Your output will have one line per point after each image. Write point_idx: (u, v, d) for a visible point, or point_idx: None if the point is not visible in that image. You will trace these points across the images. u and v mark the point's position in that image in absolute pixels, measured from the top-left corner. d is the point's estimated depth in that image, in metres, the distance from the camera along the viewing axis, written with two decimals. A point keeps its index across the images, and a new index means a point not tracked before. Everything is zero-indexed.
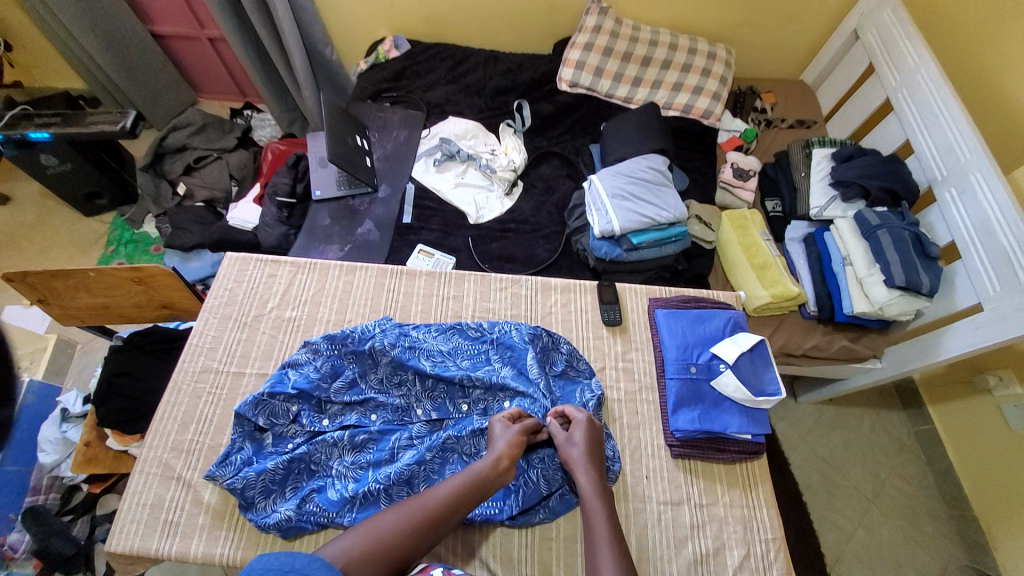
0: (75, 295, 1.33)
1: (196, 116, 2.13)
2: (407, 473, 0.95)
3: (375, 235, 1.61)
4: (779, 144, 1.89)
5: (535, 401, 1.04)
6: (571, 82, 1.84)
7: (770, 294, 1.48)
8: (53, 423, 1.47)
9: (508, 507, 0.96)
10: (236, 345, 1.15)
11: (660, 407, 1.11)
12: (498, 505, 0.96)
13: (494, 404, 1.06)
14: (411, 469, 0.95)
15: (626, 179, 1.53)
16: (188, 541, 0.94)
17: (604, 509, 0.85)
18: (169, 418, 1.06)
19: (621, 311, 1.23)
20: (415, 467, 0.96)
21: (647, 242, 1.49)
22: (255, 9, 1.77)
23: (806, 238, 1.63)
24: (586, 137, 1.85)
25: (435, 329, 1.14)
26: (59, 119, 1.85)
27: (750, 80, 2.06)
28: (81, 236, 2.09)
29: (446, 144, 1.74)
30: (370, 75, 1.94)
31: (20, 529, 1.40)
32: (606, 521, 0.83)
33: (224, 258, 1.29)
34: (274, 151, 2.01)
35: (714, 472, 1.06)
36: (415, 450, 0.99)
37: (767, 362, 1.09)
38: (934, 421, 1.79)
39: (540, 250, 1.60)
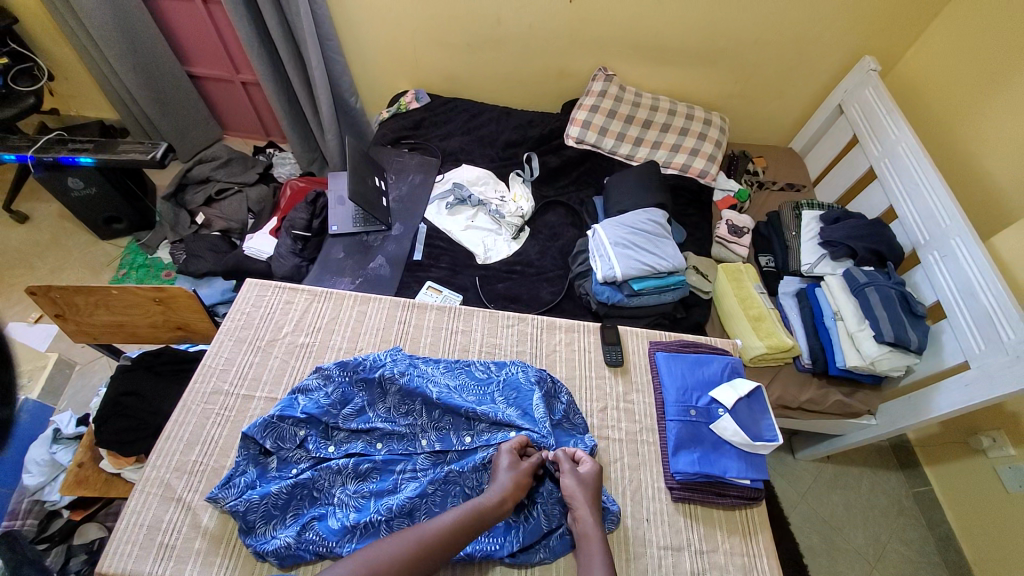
0: (93, 312, 1.37)
1: (223, 151, 2.25)
2: (409, 505, 0.95)
3: (386, 270, 1.68)
4: (771, 205, 2.01)
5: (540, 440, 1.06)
6: (577, 138, 1.97)
7: (766, 344, 1.53)
8: (43, 443, 1.42)
9: (508, 544, 0.95)
10: (248, 368, 1.17)
11: (660, 449, 1.13)
12: (498, 541, 0.95)
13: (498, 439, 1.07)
14: (413, 501, 0.96)
15: (628, 229, 1.62)
16: (182, 566, 0.93)
17: (603, 551, 0.87)
18: (175, 438, 1.07)
19: (623, 352, 1.27)
20: (417, 499, 0.96)
21: (648, 289, 1.55)
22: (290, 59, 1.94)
23: (798, 293, 1.70)
24: (591, 189, 1.97)
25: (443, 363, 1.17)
26: (92, 145, 1.95)
27: (742, 145, 2.22)
28: (94, 258, 2.14)
29: (459, 189, 1.85)
30: (392, 123, 2.09)
31: None
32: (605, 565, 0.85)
33: (244, 283, 1.34)
34: (294, 187, 2.11)
35: (714, 517, 1.07)
36: (419, 482, 1.00)
37: (764, 408, 1.12)
38: (931, 483, 1.79)
39: (544, 292, 1.66)
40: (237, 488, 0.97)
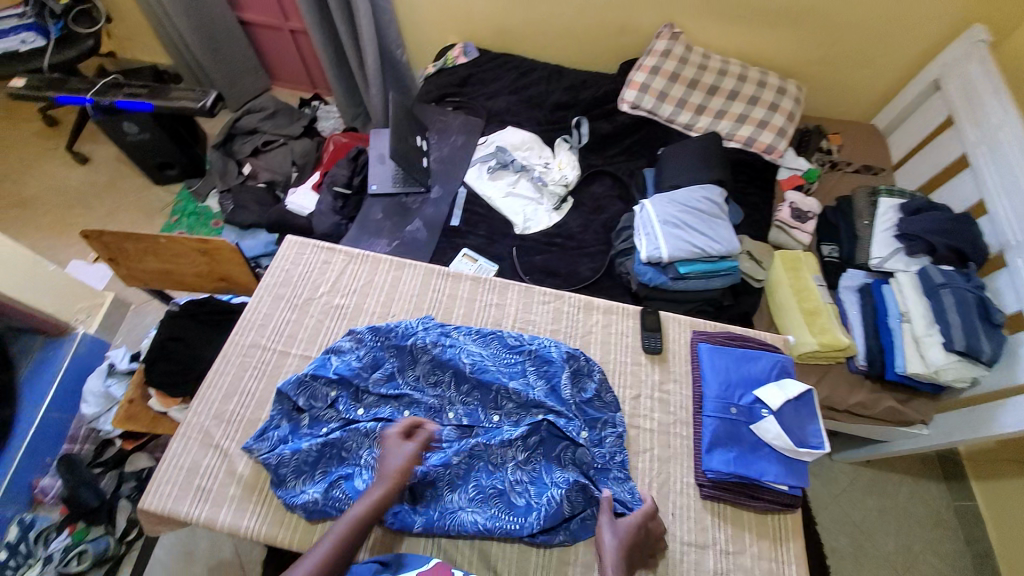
0: (143, 258, 1.43)
1: (270, 102, 2.25)
2: (433, 474, 0.97)
3: (423, 234, 1.65)
4: (843, 189, 1.82)
5: (569, 422, 1.04)
6: (633, 103, 1.83)
7: (819, 342, 1.41)
8: (99, 376, 1.55)
9: (529, 525, 0.94)
10: (285, 325, 1.20)
11: (693, 444, 1.08)
12: (519, 521, 0.94)
13: (527, 417, 1.05)
14: (436, 472, 0.97)
15: (679, 207, 1.50)
16: (218, 510, 0.99)
17: None
18: (215, 387, 1.11)
19: (663, 339, 1.21)
20: (441, 470, 0.98)
21: (694, 274, 1.46)
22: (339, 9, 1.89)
23: (862, 288, 1.55)
24: (642, 160, 1.84)
25: (475, 334, 1.15)
26: (146, 91, 1.99)
27: (817, 118, 2.00)
28: (148, 203, 2.23)
29: (502, 153, 1.77)
30: (437, 79, 2.01)
31: (52, 474, 1.49)
32: None
33: (284, 240, 1.35)
34: (337, 142, 2.09)
35: (744, 519, 1.02)
36: (443, 453, 1.00)
37: (812, 413, 1.04)
38: (977, 498, 1.65)
39: (583, 268, 1.60)
40: (272, 441, 1.02)
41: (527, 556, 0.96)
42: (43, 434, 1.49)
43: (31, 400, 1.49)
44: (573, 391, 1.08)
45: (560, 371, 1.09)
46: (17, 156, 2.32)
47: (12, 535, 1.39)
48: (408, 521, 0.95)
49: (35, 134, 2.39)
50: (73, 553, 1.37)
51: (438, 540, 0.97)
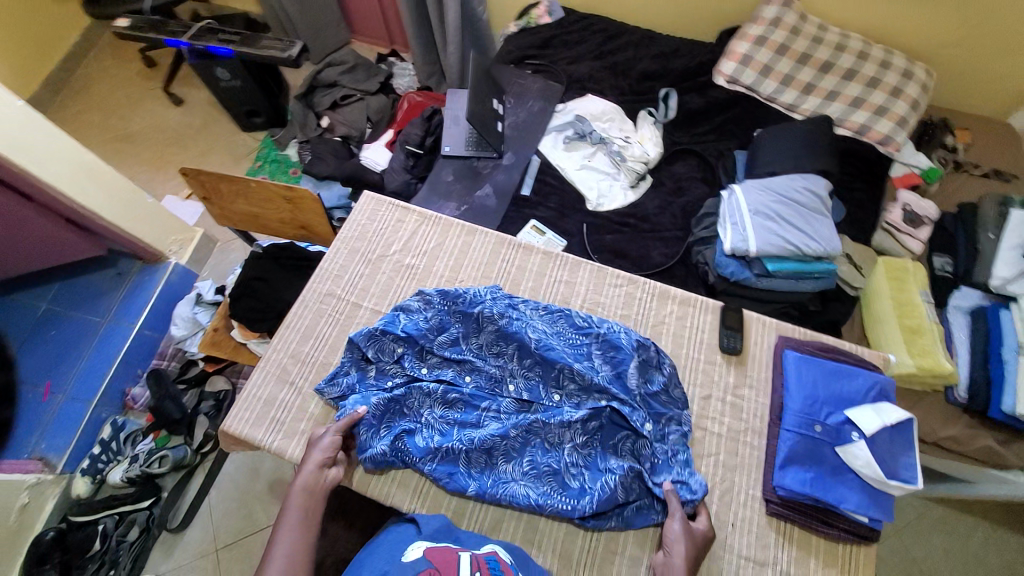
0: (233, 200, 1.50)
1: (350, 56, 2.26)
2: (489, 443, 0.97)
3: (492, 201, 1.61)
4: (968, 193, 1.57)
5: (634, 411, 0.98)
6: (730, 77, 1.67)
7: (916, 364, 1.25)
8: (188, 303, 1.68)
9: (581, 508, 0.92)
10: (358, 278, 1.21)
11: (765, 456, 1.01)
12: (571, 502, 0.92)
13: (589, 400, 1.01)
14: (493, 441, 0.97)
15: (776, 197, 1.36)
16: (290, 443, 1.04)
17: None
18: (292, 328, 1.16)
19: (743, 340, 1.12)
20: (498, 439, 0.97)
21: (784, 273, 1.33)
22: None
23: (975, 311, 1.35)
24: (733, 141, 1.68)
25: (542, 308, 1.11)
26: (238, 38, 2.04)
27: (947, 108, 1.73)
28: (233, 148, 2.34)
29: (580, 123, 1.69)
30: (518, 39, 1.91)
31: (142, 385, 1.66)
32: None
33: (361, 195, 1.36)
34: (411, 101, 2.07)
35: (811, 544, 0.95)
36: (501, 423, 0.99)
37: (909, 445, 0.93)
38: None
39: (655, 253, 1.50)
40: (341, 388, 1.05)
41: (574, 538, 0.95)
42: (136, 349, 1.66)
43: (128, 317, 1.65)
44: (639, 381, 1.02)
45: (629, 359, 1.03)
46: (123, 95, 2.48)
47: (107, 433, 1.55)
48: (463, 484, 0.96)
49: (139, 74, 2.54)
50: (155, 456, 1.49)
51: (487, 508, 0.98)
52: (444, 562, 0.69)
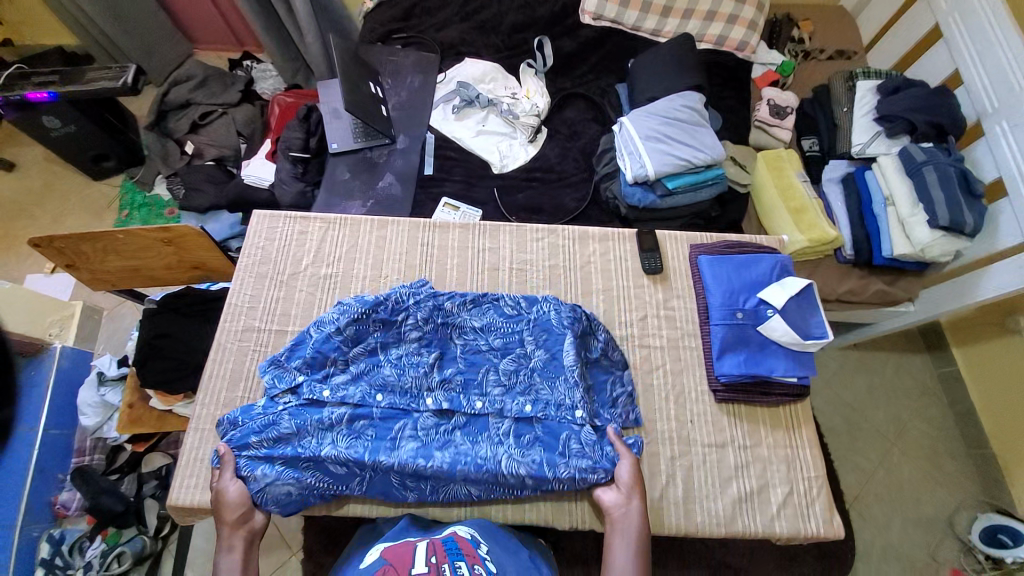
0: (107, 258, 1.34)
1: (197, 68, 2.02)
2: (414, 467, 0.95)
3: (397, 188, 1.56)
4: (819, 77, 1.77)
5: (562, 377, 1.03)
6: (595, 14, 1.74)
7: (807, 238, 1.42)
8: (92, 386, 1.50)
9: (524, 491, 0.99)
10: (275, 304, 1.14)
11: (704, 353, 1.12)
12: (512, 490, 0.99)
13: (527, 392, 1.02)
14: (416, 465, 0.95)
15: (660, 120, 1.45)
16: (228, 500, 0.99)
17: (634, 544, 0.88)
18: (218, 375, 1.08)
19: (662, 258, 1.21)
20: (422, 463, 0.95)
21: (682, 187, 1.43)
22: None
23: (845, 178, 1.54)
24: (612, 75, 1.74)
25: (471, 302, 1.10)
26: (57, 77, 1.73)
27: (786, 6, 1.89)
28: (91, 202, 2.05)
29: (464, 88, 1.65)
30: (378, 15, 1.81)
31: (70, 488, 1.48)
32: (631, 555, 0.86)
33: (252, 215, 1.25)
34: (282, 104, 1.91)
35: (758, 415, 1.08)
36: (422, 443, 0.98)
37: (814, 305, 1.07)
38: (959, 362, 1.73)
39: (567, 199, 1.55)
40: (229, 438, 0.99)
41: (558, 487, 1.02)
42: (49, 452, 1.45)
43: (28, 421, 1.41)
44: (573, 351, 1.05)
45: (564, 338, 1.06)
46: None
47: (46, 551, 1.39)
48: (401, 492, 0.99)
49: None
50: (111, 556, 1.38)
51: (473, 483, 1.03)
52: (399, 556, 0.76)
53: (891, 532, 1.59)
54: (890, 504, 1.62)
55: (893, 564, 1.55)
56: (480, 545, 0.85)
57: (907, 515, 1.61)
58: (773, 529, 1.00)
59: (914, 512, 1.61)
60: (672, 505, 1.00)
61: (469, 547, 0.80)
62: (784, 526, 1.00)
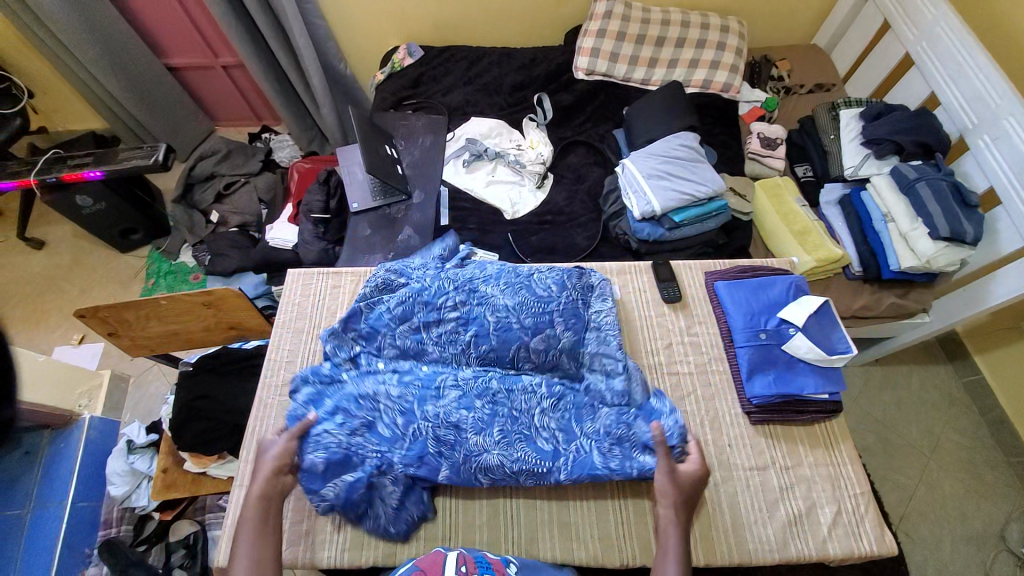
0: (146, 324, 1.40)
1: (220, 143, 2.15)
2: (455, 419, 1.04)
3: (416, 240, 1.63)
4: (803, 110, 1.89)
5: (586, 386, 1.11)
6: (587, 70, 1.88)
7: (814, 258, 1.46)
8: (121, 455, 1.51)
9: (559, 467, 1.01)
10: (314, 354, 1.22)
11: (733, 376, 1.17)
12: (549, 464, 1.01)
13: (556, 369, 1.11)
14: (460, 416, 1.05)
15: (660, 159, 1.54)
16: None
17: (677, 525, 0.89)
18: (260, 432, 1.12)
19: (679, 286, 1.29)
20: (463, 414, 1.05)
21: (688, 220, 1.50)
22: (279, 47, 1.84)
23: (842, 200, 1.61)
24: (609, 122, 1.86)
25: (503, 284, 1.16)
26: (92, 158, 1.88)
27: (762, 49, 2.05)
28: (118, 273, 2.14)
29: (473, 144, 1.77)
30: (388, 85, 1.97)
31: (95, 563, 1.44)
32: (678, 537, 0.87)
33: (287, 274, 1.37)
34: (300, 169, 2.03)
35: (795, 433, 1.11)
36: (461, 391, 1.08)
37: (834, 322, 1.12)
38: (983, 370, 1.71)
39: (578, 238, 1.62)
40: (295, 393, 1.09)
41: (607, 519, 1.02)
42: (77, 526, 1.44)
43: (55, 496, 1.42)
44: (591, 332, 1.14)
45: (586, 312, 1.15)
46: None
47: None
48: (434, 469, 1.01)
49: None
50: None
51: (520, 523, 1.02)
52: (431, 563, 0.77)
53: (943, 552, 1.51)
54: (937, 524, 1.56)
55: None
56: (509, 566, 0.86)
57: (956, 531, 1.54)
58: (826, 552, 0.98)
59: (963, 529, 1.54)
60: (721, 533, 0.99)
61: (497, 564, 0.82)
62: (839, 547, 0.98)
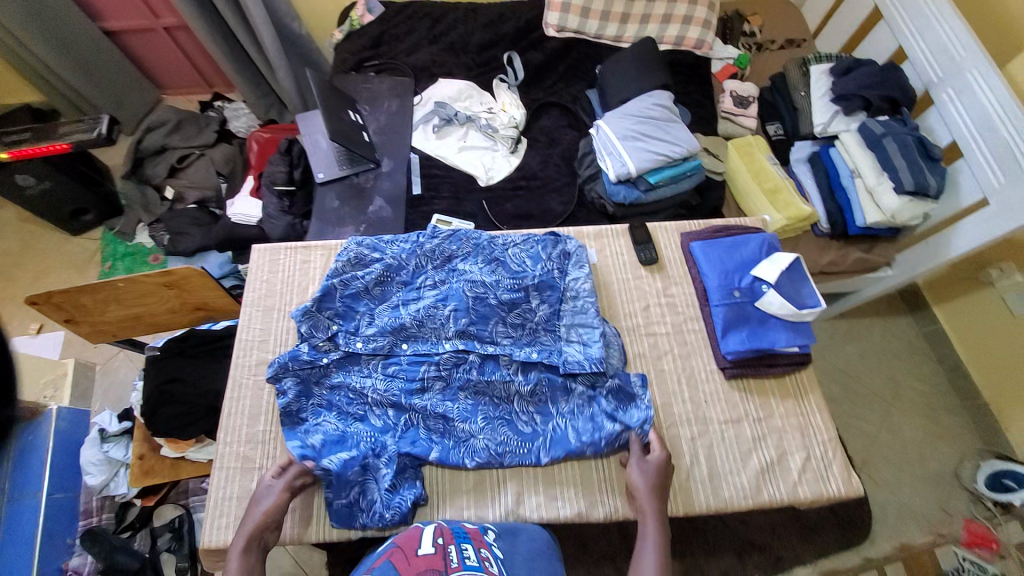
0: (107, 308, 1.33)
1: (170, 113, 2.00)
2: (444, 409, 1.06)
3: (388, 211, 1.58)
4: (773, 67, 1.87)
5: (561, 355, 1.10)
6: (558, 27, 1.81)
7: (785, 216, 1.49)
8: (93, 444, 1.46)
9: (537, 453, 1.04)
10: (286, 333, 1.18)
11: (708, 334, 1.20)
12: (528, 449, 1.04)
13: (534, 341, 1.12)
14: (446, 407, 1.06)
15: (635, 119, 1.51)
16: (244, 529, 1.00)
17: (655, 509, 0.93)
18: (237, 413, 1.09)
19: (656, 248, 1.30)
20: (450, 405, 1.06)
21: (663, 181, 1.49)
22: (226, 5, 1.69)
23: (811, 157, 1.63)
24: (581, 82, 1.81)
25: (481, 261, 1.18)
26: (30, 133, 1.71)
27: (735, 3, 2.01)
28: (72, 257, 2.01)
29: (442, 108, 1.69)
30: (348, 45, 1.85)
31: (81, 553, 1.43)
32: (655, 519, 0.92)
33: (251, 250, 1.30)
34: (259, 140, 1.91)
35: (766, 386, 1.15)
36: (445, 381, 1.08)
37: (804, 277, 1.16)
38: (940, 320, 1.81)
39: (554, 203, 1.60)
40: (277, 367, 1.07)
41: (590, 476, 1.06)
42: (56, 518, 1.40)
43: (31, 488, 1.35)
44: (567, 303, 1.15)
45: (561, 282, 1.16)
46: None
47: None
48: (425, 450, 1.03)
49: None
50: None
51: (506, 487, 1.05)
52: (408, 539, 0.73)
53: (905, 492, 1.64)
54: (898, 466, 1.68)
55: (908, 521, 1.60)
56: (487, 532, 0.84)
57: (917, 473, 1.67)
58: (796, 495, 1.05)
59: (922, 470, 1.67)
60: (699, 485, 1.04)
61: (475, 533, 0.80)
62: (807, 490, 1.05)
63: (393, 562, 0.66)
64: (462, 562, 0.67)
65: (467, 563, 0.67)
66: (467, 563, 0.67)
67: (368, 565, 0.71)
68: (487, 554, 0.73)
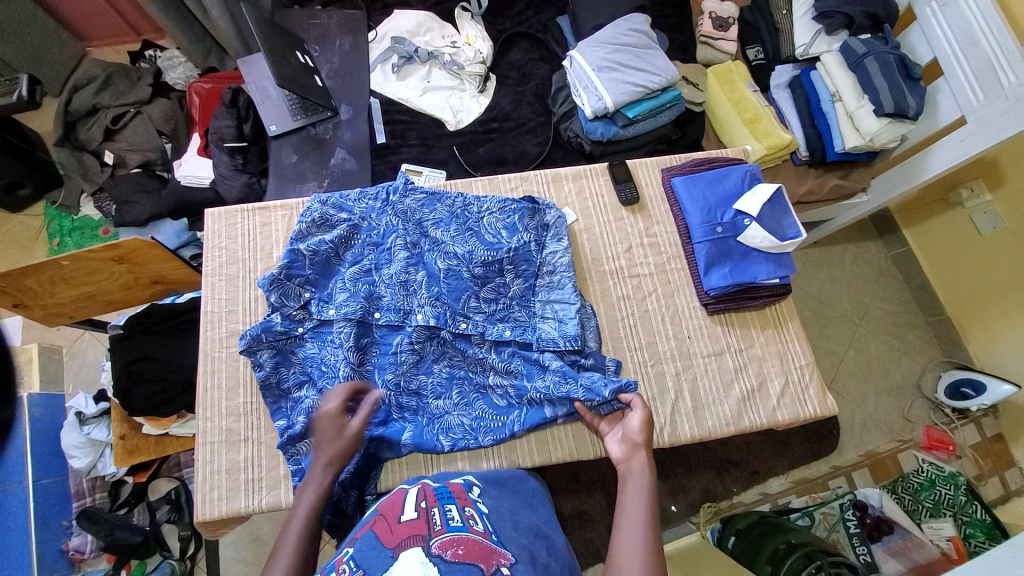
0: (56, 290, 1.23)
1: (97, 68, 1.79)
2: (417, 384, 1.03)
3: (352, 163, 1.47)
4: None
5: (535, 334, 1.06)
6: None
7: (764, 146, 1.44)
8: (72, 428, 1.41)
9: (511, 424, 1.02)
10: (256, 302, 1.13)
11: (691, 272, 1.19)
12: (502, 424, 1.02)
13: (507, 317, 1.08)
14: (419, 381, 1.03)
15: (611, 48, 1.40)
16: (236, 500, 0.99)
17: (645, 478, 0.84)
18: (214, 387, 1.06)
19: (637, 187, 1.26)
20: (424, 379, 1.04)
21: (642, 115, 1.41)
22: None
23: (793, 82, 1.57)
24: (552, 9, 1.66)
25: (455, 230, 1.11)
26: None
27: None
28: (15, 236, 1.85)
29: (400, 45, 1.54)
30: None
31: (78, 533, 1.43)
32: (646, 489, 0.82)
33: (204, 215, 1.21)
34: (200, 92, 1.72)
35: (748, 318, 1.17)
36: (417, 353, 1.03)
37: (786, 208, 1.14)
38: (909, 242, 1.86)
39: (529, 145, 1.51)
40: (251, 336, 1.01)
41: (585, 444, 1.07)
42: (47, 503, 1.38)
43: (13, 478, 1.31)
44: (543, 278, 1.10)
45: (538, 255, 1.11)
46: None
47: None
48: (396, 431, 0.99)
49: None
50: None
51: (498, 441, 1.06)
52: (391, 505, 0.73)
53: (870, 406, 1.75)
54: (865, 381, 1.78)
55: (874, 432, 1.72)
56: (472, 488, 0.84)
57: (880, 386, 1.77)
58: (776, 417, 1.09)
59: (886, 383, 1.78)
60: (684, 416, 1.08)
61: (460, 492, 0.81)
62: (785, 413, 1.10)
63: (376, 530, 0.67)
64: (446, 523, 0.67)
65: (451, 524, 0.67)
66: (451, 524, 0.67)
67: (354, 534, 0.72)
68: (472, 512, 0.73)
